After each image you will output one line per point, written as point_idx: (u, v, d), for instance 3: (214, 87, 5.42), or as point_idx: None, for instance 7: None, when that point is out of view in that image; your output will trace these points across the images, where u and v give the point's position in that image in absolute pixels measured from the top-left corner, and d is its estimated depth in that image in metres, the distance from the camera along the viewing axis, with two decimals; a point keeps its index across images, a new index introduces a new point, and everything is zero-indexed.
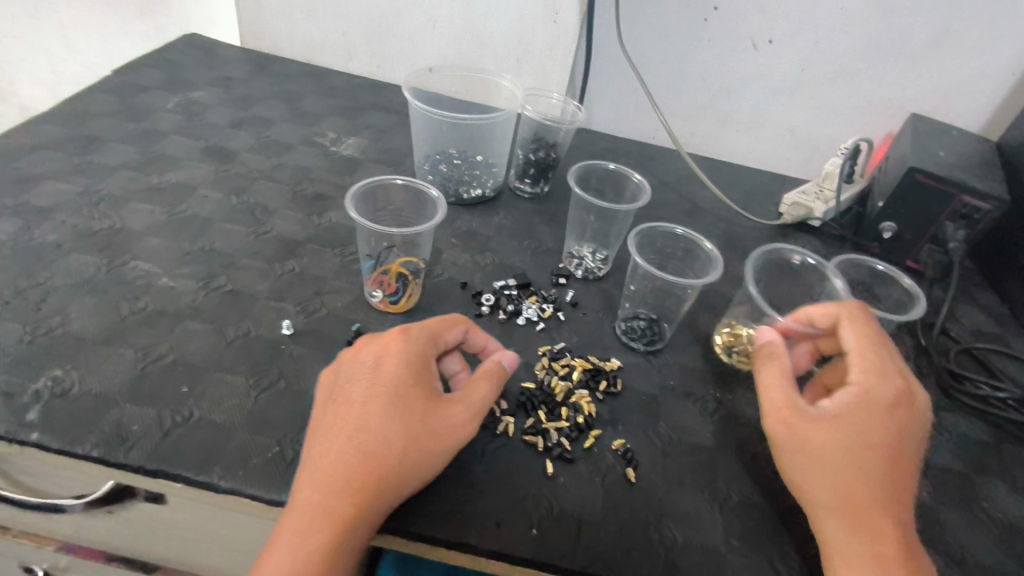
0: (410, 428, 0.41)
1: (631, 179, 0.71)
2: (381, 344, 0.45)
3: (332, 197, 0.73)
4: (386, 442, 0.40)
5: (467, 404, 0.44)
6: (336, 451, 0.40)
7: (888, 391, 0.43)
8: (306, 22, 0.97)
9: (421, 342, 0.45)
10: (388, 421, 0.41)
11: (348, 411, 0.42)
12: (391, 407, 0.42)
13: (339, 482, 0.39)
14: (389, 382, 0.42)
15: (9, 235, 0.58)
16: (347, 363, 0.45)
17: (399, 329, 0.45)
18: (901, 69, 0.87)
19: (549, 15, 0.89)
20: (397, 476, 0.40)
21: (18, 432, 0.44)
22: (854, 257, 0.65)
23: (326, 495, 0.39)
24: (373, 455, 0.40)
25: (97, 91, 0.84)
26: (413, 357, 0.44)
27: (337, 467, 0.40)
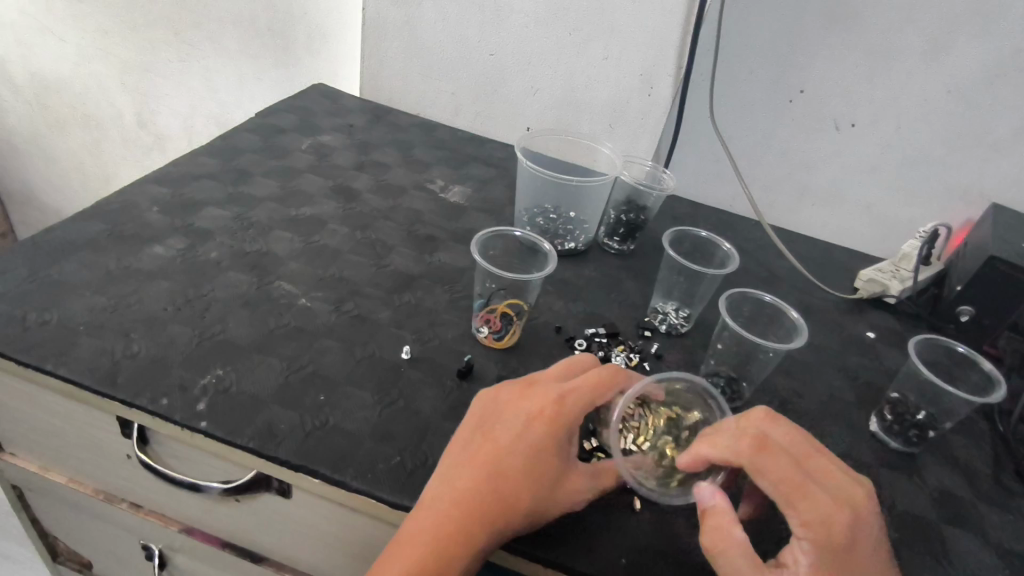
0: (541, 493, 0.46)
1: (721, 248, 0.77)
2: (540, 404, 0.49)
3: (440, 239, 0.82)
4: (518, 497, 0.46)
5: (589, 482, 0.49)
6: (473, 487, 0.46)
7: (834, 521, 0.41)
8: (421, 81, 1.09)
9: (574, 415, 0.49)
10: (524, 481, 0.46)
11: (494, 457, 0.47)
12: (532, 469, 0.47)
13: (468, 516, 0.45)
14: (535, 444, 0.47)
15: (179, 251, 0.70)
16: (502, 406, 0.50)
17: (561, 395, 0.49)
18: (984, 160, 0.90)
19: (644, 88, 0.97)
20: (515, 529, 0.46)
21: (191, 419, 0.51)
22: (932, 337, 0.68)
23: (460, 516, 0.45)
24: (505, 503, 0.45)
25: (244, 130, 0.98)
26: (565, 429, 0.48)
27: (474, 493, 0.46)
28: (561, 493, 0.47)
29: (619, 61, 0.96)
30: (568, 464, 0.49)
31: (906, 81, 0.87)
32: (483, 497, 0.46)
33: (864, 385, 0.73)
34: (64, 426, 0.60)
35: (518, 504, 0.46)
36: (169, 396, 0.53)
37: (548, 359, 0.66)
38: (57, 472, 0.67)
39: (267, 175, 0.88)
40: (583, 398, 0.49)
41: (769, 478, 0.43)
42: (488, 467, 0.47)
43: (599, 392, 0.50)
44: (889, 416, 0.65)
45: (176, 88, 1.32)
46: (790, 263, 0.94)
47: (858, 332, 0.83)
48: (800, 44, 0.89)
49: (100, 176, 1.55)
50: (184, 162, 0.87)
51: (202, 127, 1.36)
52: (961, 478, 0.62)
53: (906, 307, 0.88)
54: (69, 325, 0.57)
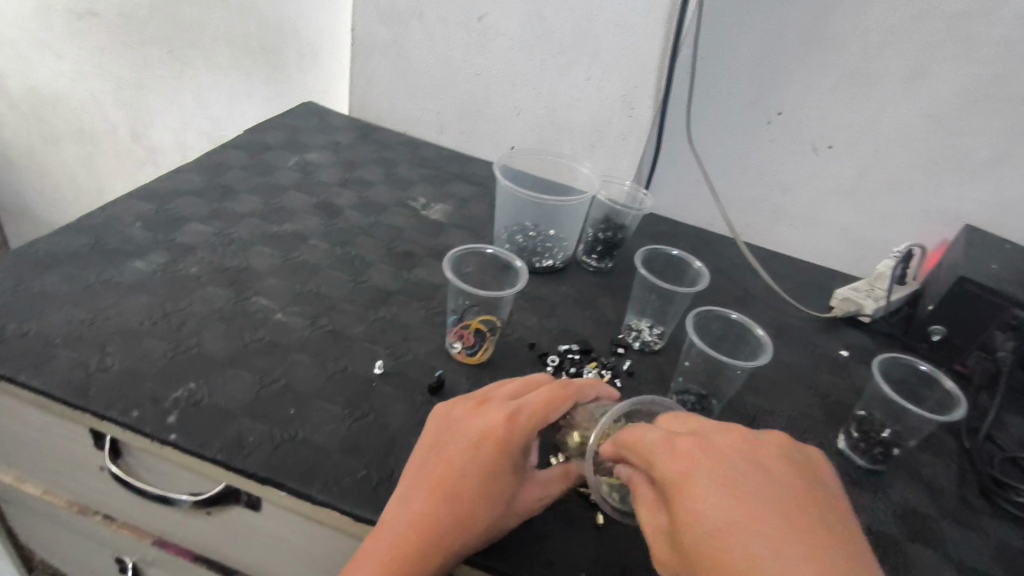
0: (495, 511, 0.47)
1: (692, 266, 0.78)
2: (492, 422, 0.48)
3: (419, 255, 0.83)
4: (474, 516, 0.46)
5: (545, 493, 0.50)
6: (428, 509, 0.46)
7: (723, 534, 0.35)
8: (408, 100, 1.11)
9: (526, 431, 0.48)
10: (479, 501, 0.47)
11: (449, 477, 0.48)
12: (487, 489, 0.47)
13: (424, 538, 0.45)
14: (489, 464, 0.47)
15: (160, 265, 0.71)
16: (455, 425, 0.50)
17: (511, 411, 0.49)
18: (954, 183, 0.92)
19: (624, 110, 0.99)
20: (473, 547, 0.47)
21: (160, 432, 0.52)
22: (897, 356, 0.68)
23: (416, 540, 0.45)
24: (460, 524, 0.46)
25: (231, 147, 0.99)
26: (518, 445, 0.48)
27: (429, 516, 0.46)
28: (515, 508, 0.48)
29: (600, 83, 0.97)
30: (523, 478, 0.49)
31: (881, 105, 0.90)
32: (438, 518, 0.46)
33: (834, 403, 0.73)
34: (38, 437, 0.60)
35: (473, 523, 0.46)
36: (140, 408, 0.53)
37: (519, 374, 0.67)
38: (31, 483, 0.67)
39: (252, 192, 0.89)
40: (534, 413, 0.49)
41: (698, 529, 0.36)
42: (441, 488, 0.47)
43: (551, 407, 0.49)
44: (856, 433, 0.65)
45: (169, 104, 1.34)
46: (767, 282, 0.96)
47: (831, 350, 0.84)
48: (777, 68, 0.91)
49: (93, 190, 1.56)
50: (170, 177, 0.88)
51: (193, 142, 1.38)
52: (926, 496, 0.62)
53: (879, 327, 0.88)
54: (45, 338, 0.58)
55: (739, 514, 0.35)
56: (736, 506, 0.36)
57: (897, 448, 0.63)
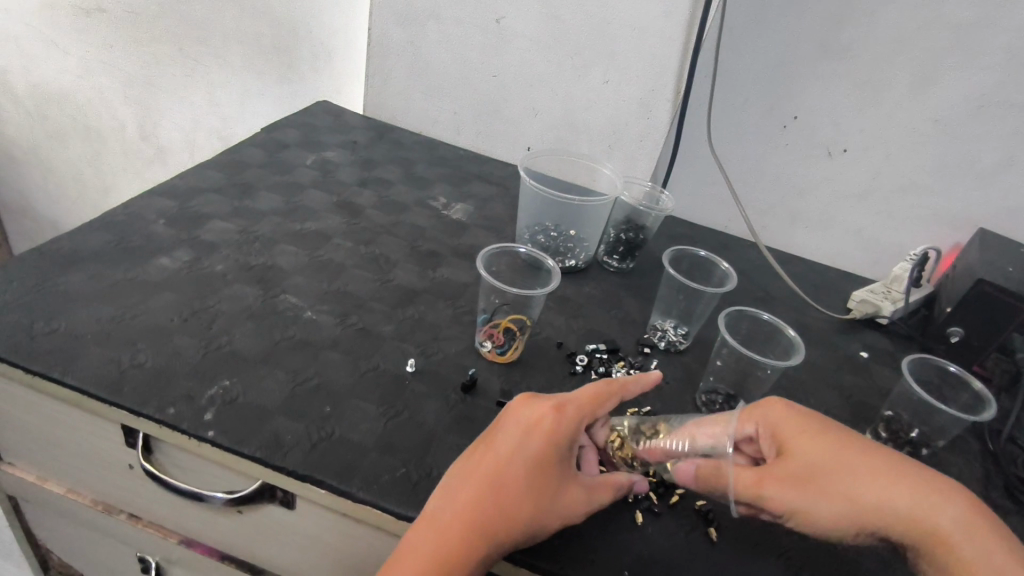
0: (538, 505, 0.46)
1: (719, 267, 0.79)
2: (538, 412, 0.49)
3: (443, 255, 0.83)
4: (516, 509, 0.46)
5: (591, 496, 0.49)
6: (472, 500, 0.46)
7: (823, 456, 0.48)
8: (424, 101, 1.11)
9: (570, 422, 0.49)
10: (523, 493, 0.46)
11: (495, 469, 0.48)
12: (531, 479, 0.47)
13: (468, 530, 0.45)
14: (534, 453, 0.48)
15: (186, 262, 0.71)
16: (502, 420, 0.51)
17: (556, 404, 0.50)
18: (969, 187, 0.92)
19: (642, 113, 0.99)
20: (516, 542, 0.46)
21: (198, 429, 0.52)
22: (924, 357, 0.70)
23: (461, 529, 0.45)
24: (503, 516, 0.46)
25: (249, 145, 0.99)
26: (561, 437, 0.49)
27: (473, 507, 0.46)
28: (560, 507, 0.47)
29: (618, 85, 0.98)
30: (569, 476, 0.49)
31: (893, 110, 0.90)
32: (483, 509, 0.46)
33: (858, 404, 0.74)
34: (67, 434, 0.59)
35: (516, 515, 0.46)
36: (176, 406, 0.53)
37: (549, 373, 0.67)
38: (55, 483, 0.66)
39: (273, 190, 0.89)
40: (580, 406, 0.51)
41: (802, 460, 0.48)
42: (486, 480, 0.47)
43: (596, 401, 0.51)
44: (884, 433, 0.68)
45: (179, 103, 1.33)
46: (784, 284, 0.97)
47: (852, 351, 0.85)
48: (793, 73, 0.92)
49: (99, 188, 1.55)
50: (190, 175, 0.88)
51: (203, 141, 1.38)
52: None
53: (898, 329, 0.90)
54: (76, 335, 0.58)
55: (879, 474, 0.47)
56: (875, 468, 0.48)
57: (925, 450, 0.66)
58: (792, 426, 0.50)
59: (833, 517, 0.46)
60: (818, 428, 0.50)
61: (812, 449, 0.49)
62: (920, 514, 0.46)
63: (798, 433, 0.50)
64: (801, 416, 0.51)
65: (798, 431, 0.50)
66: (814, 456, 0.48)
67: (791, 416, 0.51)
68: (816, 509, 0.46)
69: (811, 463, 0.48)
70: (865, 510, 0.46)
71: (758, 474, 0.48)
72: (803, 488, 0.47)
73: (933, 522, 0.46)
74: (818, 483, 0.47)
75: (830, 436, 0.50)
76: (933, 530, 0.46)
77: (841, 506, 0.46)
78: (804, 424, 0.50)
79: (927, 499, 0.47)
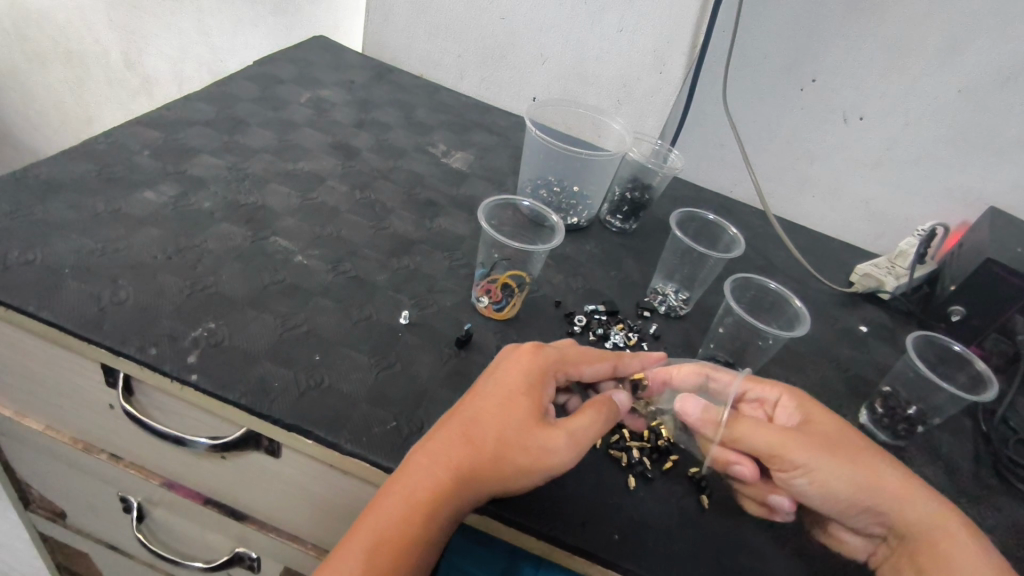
0: (508, 434, 0.44)
1: (727, 232, 0.77)
2: (521, 352, 0.49)
3: (441, 205, 0.80)
4: (485, 446, 0.43)
5: (572, 437, 0.45)
6: (445, 436, 0.44)
7: (845, 431, 0.49)
8: (426, 41, 1.06)
9: (549, 360, 0.48)
10: (493, 429, 0.44)
11: (473, 411, 0.45)
12: (505, 409, 0.45)
13: (438, 462, 0.42)
14: (510, 384, 0.46)
15: (172, 196, 0.68)
16: (489, 367, 0.49)
17: (536, 344, 0.49)
18: (985, 162, 0.89)
19: (656, 65, 0.94)
20: (489, 485, 0.43)
21: (181, 371, 0.49)
22: (928, 334, 0.69)
23: (434, 464, 0.42)
24: (473, 448, 0.43)
25: (241, 78, 0.94)
26: (535, 373, 0.47)
27: (446, 446, 0.43)
28: (531, 435, 0.44)
29: (632, 35, 0.92)
30: (544, 412, 0.46)
31: (917, 77, 0.86)
32: (455, 448, 0.43)
33: (855, 378, 0.73)
34: (44, 370, 0.57)
35: (484, 452, 0.43)
36: (159, 346, 0.51)
37: (547, 332, 0.65)
38: (32, 418, 0.64)
39: (265, 126, 0.85)
40: (562, 350, 0.50)
41: (827, 432, 0.49)
42: (459, 422, 0.44)
43: (580, 354, 0.51)
44: (880, 409, 0.66)
45: (167, 30, 1.26)
46: (788, 252, 0.95)
47: (851, 325, 0.83)
48: (816, 32, 0.88)
49: (82, 117, 1.49)
50: (178, 106, 0.83)
51: (191, 73, 1.31)
52: (944, 473, 0.63)
53: (898, 305, 0.88)
54: (53, 267, 0.55)
55: (895, 467, 0.48)
56: (888, 458, 0.49)
57: (921, 426, 0.65)
58: (811, 402, 0.52)
59: (848, 484, 0.46)
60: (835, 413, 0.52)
61: (836, 427, 0.50)
62: (927, 509, 0.47)
63: (820, 410, 0.51)
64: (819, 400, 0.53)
65: (818, 408, 0.52)
66: (838, 432, 0.49)
67: (811, 398, 0.53)
68: (835, 470, 0.46)
69: (835, 435, 0.48)
70: (879, 487, 0.46)
71: (780, 430, 0.48)
72: (826, 448, 0.47)
73: (938, 519, 0.46)
74: (839, 449, 0.47)
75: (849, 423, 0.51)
76: (936, 528, 0.46)
77: (860, 474, 0.46)
78: (824, 405, 0.52)
79: (931, 496, 0.48)
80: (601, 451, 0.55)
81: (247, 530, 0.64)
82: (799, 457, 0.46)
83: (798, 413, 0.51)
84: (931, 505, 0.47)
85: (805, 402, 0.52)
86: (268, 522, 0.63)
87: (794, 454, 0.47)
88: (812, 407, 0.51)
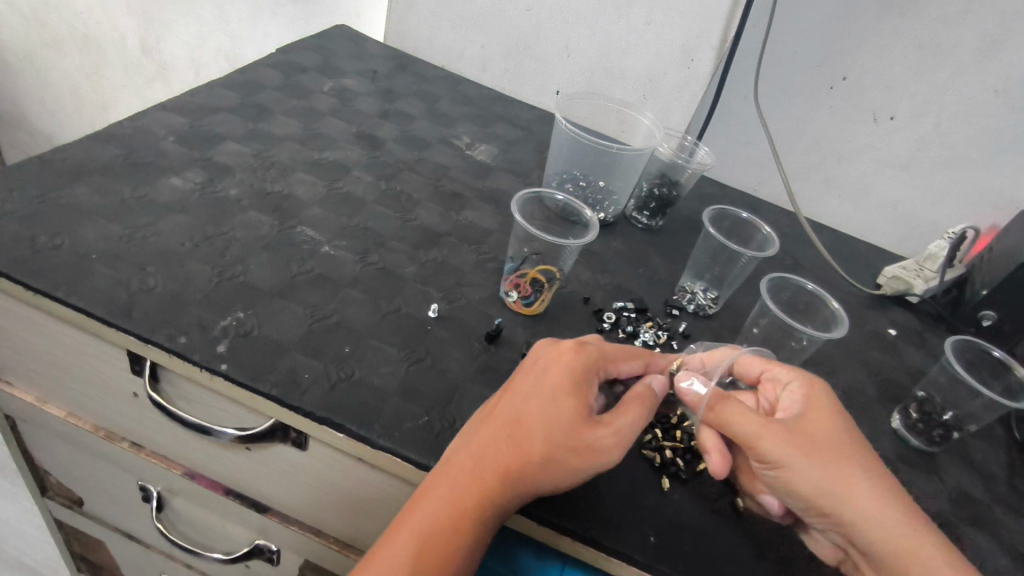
0: (554, 438, 0.42)
1: (760, 231, 0.76)
2: (559, 350, 0.47)
3: (467, 197, 0.79)
4: (530, 449, 0.42)
5: (618, 434, 0.43)
6: (487, 437, 0.43)
7: (838, 433, 0.45)
8: (450, 32, 1.04)
9: (592, 358, 0.47)
10: (538, 430, 0.43)
11: (515, 408, 0.44)
12: (546, 410, 0.43)
13: (482, 466, 0.42)
14: (551, 384, 0.44)
15: (198, 183, 0.67)
16: (528, 363, 0.48)
17: (577, 341, 0.47)
18: (1018, 163, 0.88)
19: (684, 60, 0.93)
20: (535, 488, 0.42)
21: (211, 361, 0.49)
22: (969, 339, 0.67)
23: (478, 467, 0.42)
24: (518, 451, 0.42)
25: (265, 65, 0.93)
26: (577, 371, 0.45)
27: (489, 448, 0.43)
28: (577, 436, 0.42)
29: (662, 29, 0.91)
30: (588, 407, 0.44)
31: (952, 77, 0.85)
32: (498, 451, 0.43)
33: (886, 381, 0.72)
34: (69, 357, 0.56)
35: (529, 456, 0.42)
36: (188, 335, 0.50)
37: (577, 328, 0.64)
38: (54, 405, 0.64)
39: (289, 115, 0.84)
40: (602, 346, 0.48)
41: (817, 428, 0.45)
42: (502, 423, 0.44)
43: (617, 345, 0.50)
44: (915, 414, 0.65)
45: (186, 16, 1.25)
46: (815, 253, 0.93)
47: (880, 327, 0.82)
48: (850, 29, 0.86)
49: (98, 103, 1.48)
50: (202, 92, 0.82)
51: (210, 60, 1.30)
52: (979, 481, 0.61)
53: (928, 308, 0.88)
54: (81, 252, 0.54)
55: (882, 483, 0.44)
56: (877, 470, 0.45)
57: (956, 433, 0.63)
58: (820, 396, 0.48)
59: (816, 487, 0.43)
60: (842, 411, 0.48)
61: (832, 426, 0.46)
62: (900, 534, 0.42)
63: (826, 406, 0.47)
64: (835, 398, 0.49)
65: (822, 402, 0.48)
66: (830, 433, 0.45)
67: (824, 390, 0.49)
68: (807, 470, 0.43)
69: (825, 434, 0.45)
70: (846, 495, 0.43)
71: (763, 420, 0.45)
72: (803, 445, 0.44)
73: (908, 546, 0.42)
74: (817, 451, 0.44)
75: (850, 426, 0.47)
76: (911, 552, 0.42)
77: (831, 477, 0.43)
78: (835, 402, 0.48)
79: (915, 523, 0.43)
80: (634, 451, 0.54)
81: (269, 523, 0.63)
82: (770, 451, 0.44)
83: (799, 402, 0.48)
84: (913, 529, 0.43)
85: (813, 394, 0.48)
86: (291, 515, 0.62)
87: (766, 448, 0.44)
88: (816, 401, 0.48)
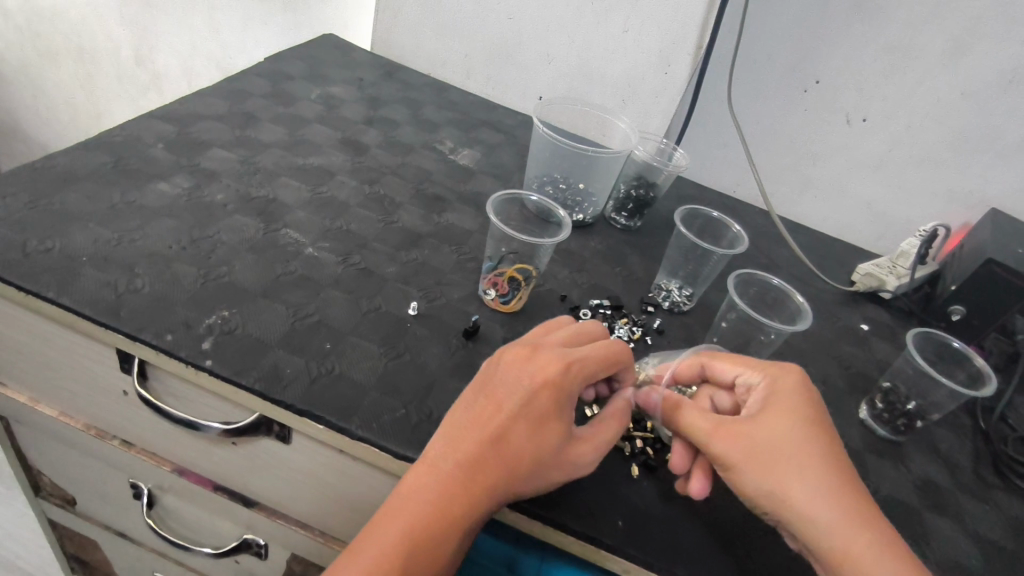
0: (542, 457, 0.45)
1: (730, 229, 0.79)
2: (545, 368, 0.46)
3: (448, 201, 0.81)
4: (519, 465, 0.44)
5: (596, 450, 0.48)
6: (475, 451, 0.44)
7: (785, 436, 0.46)
8: (435, 40, 1.07)
9: (574, 378, 0.47)
10: (527, 448, 0.44)
11: (502, 424, 0.45)
12: (536, 434, 0.45)
13: (471, 480, 0.43)
14: (542, 407, 0.45)
15: (186, 189, 0.69)
16: (503, 368, 0.47)
17: (563, 359, 0.47)
18: (985, 164, 0.90)
19: (661, 65, 0.95)
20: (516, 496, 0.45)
21: (196, 358, 0.51)
22: (929, 331, 0.70)
23: (465, 480, 0.43)
24: (510, 467, 0.44)
25: (253, 74, 0.95)
26: (564, 395, 0.46)
27: (475, 462, 0.44)
28: (565, 454, 0.46)
29: (639, 36, 0.93)
30: (570, 424, 0.47)
31: (921, 80, 0.87)
32: (485, 466, 0.44)
33: (856, 374, 0.74)
34: (60, 357, 0.58)
35: (517, 471, 0.44)
36: (174, 333, 0.52)
37: None
38: (46, 404, 0.66)
39: (276, 122, 0.86)
40: (584, 359, 0.48)
41: (764, 432, 0.47)
42: (489, 438, 0.44)
43: (603, 361, 0.49)
44: (880, 404, 0.67)
45: (177, 26, 1.27)
46: (791, 252, 0.96)
47: (853, 323, 0.84)
48: (821, 33, 0.89)
49: (91, 112, 1.50)
50: (190, 101, 0.85)
51: (201, 69, 1.32)
52: (942, 468, 0.64)
53: (900, 304, 0.89)
54: (72, 256, 0.56)
55: (827, 484, 0.45)
56: (825, 474, 0.45)
57: (920, 422, 0.65)
58: (783, 400, 0.49)
59: (755, 489, 0.46)
60: (803, 415, 0.48)
61: (781, 429, 0.47)
62: (836, 536, 0.43)
63: (782, 410, 0.48)
64: (804, 401, 0.49)
65: (783, 405, 0.48)
66: (777, 437, 0.46)
67: (789, 391, 0.49)
68: (746, 474, 0.46)
69: (771, 438, 0.46)
70: (781, 497, 0.45)
71: (711, 426, 0.49)
72: (743, 450, 0.47)
73: (844, 546, 0.43)
74: (760, 455, 0.46)
75: (809, 429, 0.47)
76: (844, 554, 0.43)
77: (767, 480, 0.45)
78: (797, 406, 0.48)
79: (856, 523, 0.43)
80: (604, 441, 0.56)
81: (256, 517, 0.65)
82: (718, 451, 0.47)
83: (760, 406, 0.49)
84: (851, 529, 0.43)
85: (773, 397, 0.49)
86: (277, 508, 0.64)
87: (715, 449, 0.48)
88: (775, 404, 0.48)
